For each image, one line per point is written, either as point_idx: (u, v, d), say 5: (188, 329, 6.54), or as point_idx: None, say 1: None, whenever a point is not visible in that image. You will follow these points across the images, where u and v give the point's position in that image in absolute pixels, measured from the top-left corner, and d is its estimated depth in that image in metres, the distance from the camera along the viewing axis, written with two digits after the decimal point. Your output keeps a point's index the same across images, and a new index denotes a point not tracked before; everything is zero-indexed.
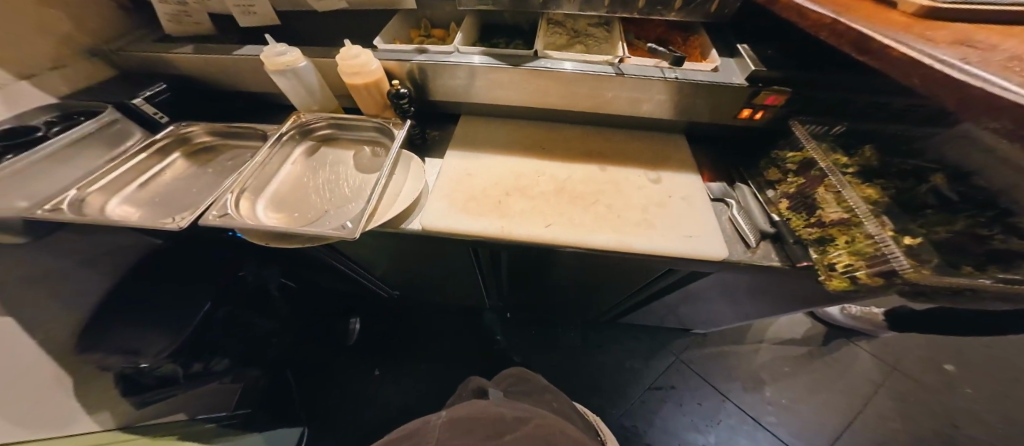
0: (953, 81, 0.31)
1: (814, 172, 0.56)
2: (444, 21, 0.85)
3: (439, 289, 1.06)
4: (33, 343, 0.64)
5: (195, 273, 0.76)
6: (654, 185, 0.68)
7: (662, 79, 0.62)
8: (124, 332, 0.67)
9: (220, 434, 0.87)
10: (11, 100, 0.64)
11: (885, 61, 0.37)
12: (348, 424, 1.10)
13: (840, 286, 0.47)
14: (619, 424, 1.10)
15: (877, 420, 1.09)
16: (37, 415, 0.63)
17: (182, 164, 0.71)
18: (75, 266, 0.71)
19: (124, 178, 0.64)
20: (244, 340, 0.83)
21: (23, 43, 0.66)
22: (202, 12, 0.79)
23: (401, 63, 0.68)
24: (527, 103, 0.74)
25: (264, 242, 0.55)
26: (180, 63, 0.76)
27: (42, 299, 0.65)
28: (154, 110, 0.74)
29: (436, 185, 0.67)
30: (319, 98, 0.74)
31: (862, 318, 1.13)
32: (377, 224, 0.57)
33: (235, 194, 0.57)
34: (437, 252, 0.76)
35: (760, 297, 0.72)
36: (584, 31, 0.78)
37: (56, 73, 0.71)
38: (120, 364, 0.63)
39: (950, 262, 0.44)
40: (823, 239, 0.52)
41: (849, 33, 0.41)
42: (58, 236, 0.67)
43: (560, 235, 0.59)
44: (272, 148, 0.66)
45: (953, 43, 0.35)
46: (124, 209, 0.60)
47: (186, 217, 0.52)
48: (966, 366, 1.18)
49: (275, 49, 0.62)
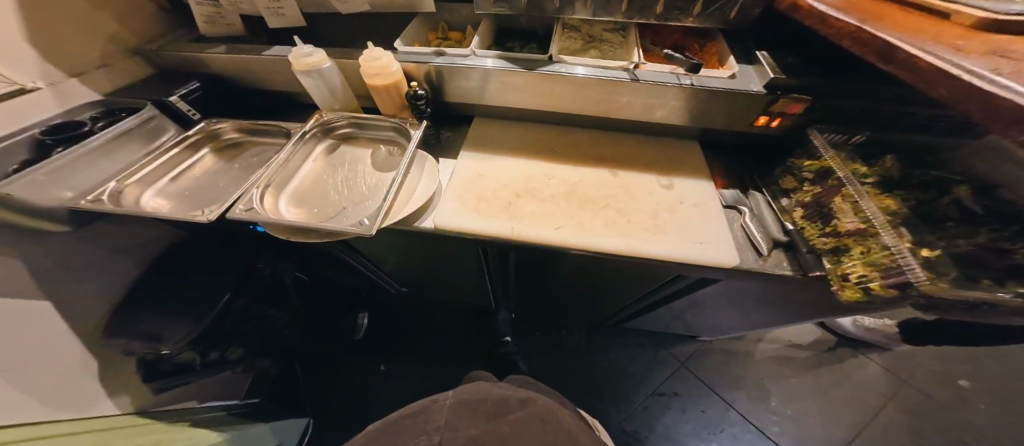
0: (981, 92, 0.31)
1: (831, 182, 0.55)
2: (462, 25, 0.87)
3: (447, 287, 1.07)
4: (66, 325, 0.67)
5: (219, 264, 0.79)
6: (666, 190, 0.68)
7: (678, 85, 0.62)
8: (153, 318, 0.70)
9: (228, 422, 0.90)
10: (63, 96, 0.68)
11: (912, 71, 0.37)
12: (353, 416, 1.13)
13: (853, 297, 0.48)
14: (621, 428, 1.10)
15: (885, 435, 1.07)
16: (68, 394, 0.67)
17: (211, 160, 0.74)
18: (108, 255, 0.74)
19: (158, 171, 0.67)
20: (258, 329, 0.87)
21: (73, 42, 0.70)
22: (235, 13, 0.82)
23: (419, 64, 0.70)
24: (541, 106, 0.76)
25: (286, 236, 0.57)
26: (213, 62, 0.79)
27: (76, 284, 0.69)
28: (188, 107, 0.77)
29: (450, 185, 0.68)
30: (341, 98, 0.76)
31: (875, 329, 1.10)
32: (392, 221, 0.59)
33: (261, 189, 0.59)
34: (447, 251, 0.77)
35: (768, 306, 0.71)
36: (599, 36, 0.79)
37: (103, 71, 0.75)
38: (146, 350, 0.66)
39: (969, 275, 0.43)
40: (838, 249, 0.52)
41: (875, 42, 0.41)
42: (95, 226, 0.71)
43: (569, 238, 0.59)
44: (295, 145, 0.69)
45: (985, 54, 0.34)
46: (157, 201, 0.64)
47: (214, 210, 0.54)
48: (983, 383, 1.14)
49: (303, 50, 0.64)
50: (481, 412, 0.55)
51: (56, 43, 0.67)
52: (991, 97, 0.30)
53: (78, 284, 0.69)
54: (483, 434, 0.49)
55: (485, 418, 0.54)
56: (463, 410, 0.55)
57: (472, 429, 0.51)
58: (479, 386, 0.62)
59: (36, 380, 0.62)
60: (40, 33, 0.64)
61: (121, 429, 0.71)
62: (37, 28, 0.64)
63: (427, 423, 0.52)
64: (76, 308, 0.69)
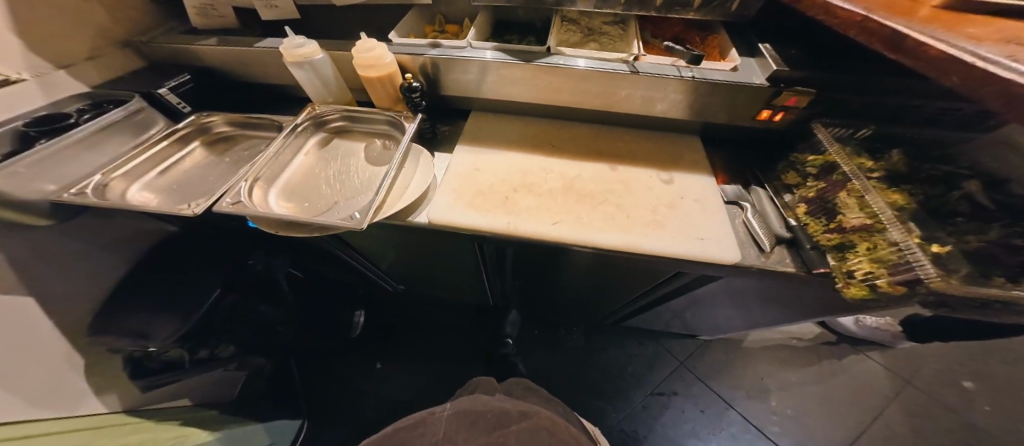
0: (998, 78, 0.29)
1: (836, 177, 0.54)
2: (458, 18, 0.85)
3: (443, 284, 1.06)
4: (52, 321, 0.66)
5: (210, 260, 0.78)
6: (665, 185, 0.67)
7: (678, 77, 0.61)
8: (139, 315, 0.69)
9: (223, 420, 0.89)
10: (49, 88, 0.67)
11: (921, 59, 0.35)
12: (346, 415, 1.11)
13: (858, 294, 0.46)
14: (619, 428, 1.08)
15: (887, 436, 1.05)
16: (53, 392, 0.66)
17: (201, 153, 0.73)
18: (95, 249, 0.73)
19: (145, 165, 0.65)
20: (249, 327, 0.85)
21: (60, 34, 0.68)
22: (227, 6, 0.80)
23: (414, 57, 0.69)
24: (539, 99, 0.74)
25: (274, 230, 0.56)
26: (204, 55, 0.78)
27: (61, 280, 0.67)
28: (178, 100, 0.75)
29: (444, 179, 0.67)
30: (334, 91, 0.74)
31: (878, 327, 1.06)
32: (384, 216, 0.57)
33: (249, 182, 0.58)
34: (442, 247, 0.76)
35: (770, 304, 0.70)
36: (598, 29, 0.77)
37: (91, 63, 0.74)
38: (132, 347, 0.65)
39: (981, 272, 0.42)
40: (843, 246, 0.50)
41: (881, 31, 0.39)
42: (80, 221, 0.70)
43: (566, 233, 0.58)
44: (286, 138, 0.67)
45: (998, 41, 0.33)
46: (144, 195, 0.62)
47: (200, 203, 0.53)
48: (987, 384, 1.13)
49: (295, 41, 0.63)
50: (481, 424, 0.53)
51: (42, 34, 0.66)
52: (1008, 84, 0.28)
53: (64, 280, 0.68)
54: None
55: (485, 430, 0.52)
56: (463, 421, 0.54)
57: (472, 442, 0.50)
58: (480, 397, 0.61)
59: (18, 379, 0.60)
60: (24, 23, 0.63)
61: (108, 429, 0.70)
62: (23, 19, 0.63)
63: (425, 436, 0.51)
64: (61, 304, 0.67)
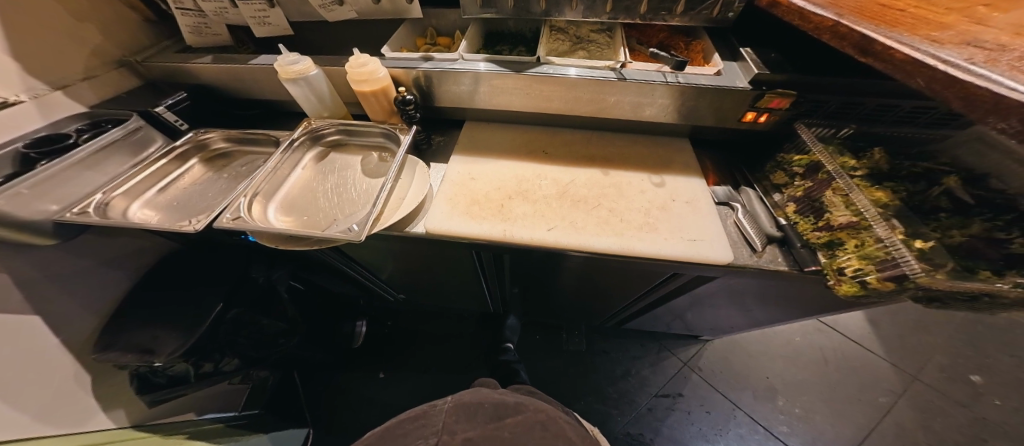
0: (956, 81, 0.31)
1: (820, 176, 0.55)
2: (449, 30, 0.87)
3: (444, 292, 1.06)
4: (53, 338, 0.67)
5: (212, 275, 0.79)
6: (657, 188, 0.68)
7: (663, 83, 0.62)
8: (143, 330, 0.70)
9: (227, 434, 0.88)
10: (47, 109, 0.69)
11: (887, 63, 0.37)
12: (350, 425, 1.11)
13: (849, 292, 0.47)
14: (624, 432, 1.08)
15: (897, 431, 1.04)
16: (58, 409, 0.67)
17: (199, 170, 0.74)
18: (97, 266, 0.74)
19: (143, 184, 0.67)
20: None
21: (55, 55, 0.70)
22: (221, 24, 0.82)
23: (407, 70, 0.71)
24: (530, 107, 0.76)
25: (276, 244, 0.57)
26: (199, 72, 0.79)
27: (66, 298, 0.69)
28: (175, 117, 0.76)
29: (441, 189, 0.68)
30: (330, 105, 0.76)
31: None
32: (382, 228, 0.58)
33: (248, 198, 0.59)
34: (441, 256, 0.77)
35: (770, 303, 0.70)
36: (586, 38, 0.79)
37: (87, 83, 0.76)
38: (138, 363, 0.65)
39: (966, 266, 0.43)
40: (832, 243, 0.51)
41: (851, 35, 0.41)
42: (81, 240, 0.71)
43: (560, 239, 0.59)
44: (283, 154, 0.69)
45: (958, 43, 0.34)
46: (145, 213, 0.65)
47: (201, 219, 0.54)
48: (995, 378, 1.11)
49: (289, 58, 0.64)
50: (479, 416, 0.54)
51: (37, 57, 0.68)
52: (968, 87, 0.30)
53: (67, 297, 0.69)
54: (479, 438, 0.49)
55: (484, 422, 0.53)
56: (462, 413, 0.54)
57: (469, 432, 0.50)
58: (479, 390, 0.60)
59: (22, 396, 0.61)
60: (17, 47, 0.65)
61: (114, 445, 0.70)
62: (16, 43, 0.64)
63: (426, 428, 0.51)
64: (65, 322, 0.68)
